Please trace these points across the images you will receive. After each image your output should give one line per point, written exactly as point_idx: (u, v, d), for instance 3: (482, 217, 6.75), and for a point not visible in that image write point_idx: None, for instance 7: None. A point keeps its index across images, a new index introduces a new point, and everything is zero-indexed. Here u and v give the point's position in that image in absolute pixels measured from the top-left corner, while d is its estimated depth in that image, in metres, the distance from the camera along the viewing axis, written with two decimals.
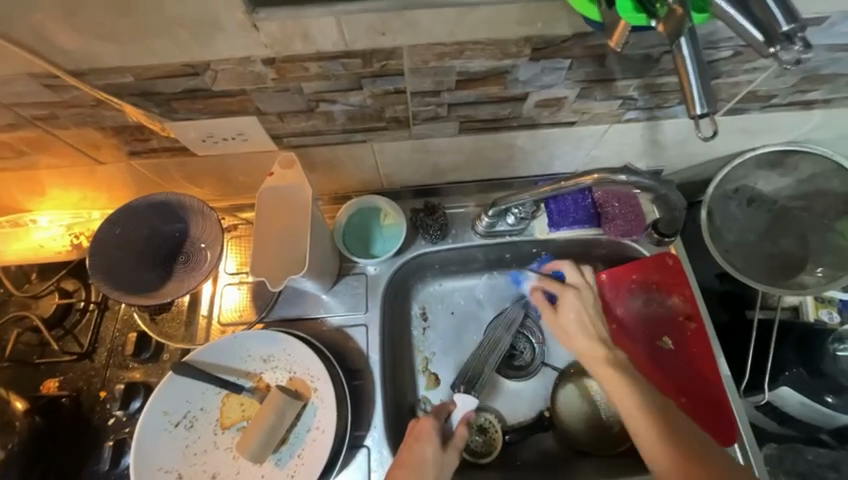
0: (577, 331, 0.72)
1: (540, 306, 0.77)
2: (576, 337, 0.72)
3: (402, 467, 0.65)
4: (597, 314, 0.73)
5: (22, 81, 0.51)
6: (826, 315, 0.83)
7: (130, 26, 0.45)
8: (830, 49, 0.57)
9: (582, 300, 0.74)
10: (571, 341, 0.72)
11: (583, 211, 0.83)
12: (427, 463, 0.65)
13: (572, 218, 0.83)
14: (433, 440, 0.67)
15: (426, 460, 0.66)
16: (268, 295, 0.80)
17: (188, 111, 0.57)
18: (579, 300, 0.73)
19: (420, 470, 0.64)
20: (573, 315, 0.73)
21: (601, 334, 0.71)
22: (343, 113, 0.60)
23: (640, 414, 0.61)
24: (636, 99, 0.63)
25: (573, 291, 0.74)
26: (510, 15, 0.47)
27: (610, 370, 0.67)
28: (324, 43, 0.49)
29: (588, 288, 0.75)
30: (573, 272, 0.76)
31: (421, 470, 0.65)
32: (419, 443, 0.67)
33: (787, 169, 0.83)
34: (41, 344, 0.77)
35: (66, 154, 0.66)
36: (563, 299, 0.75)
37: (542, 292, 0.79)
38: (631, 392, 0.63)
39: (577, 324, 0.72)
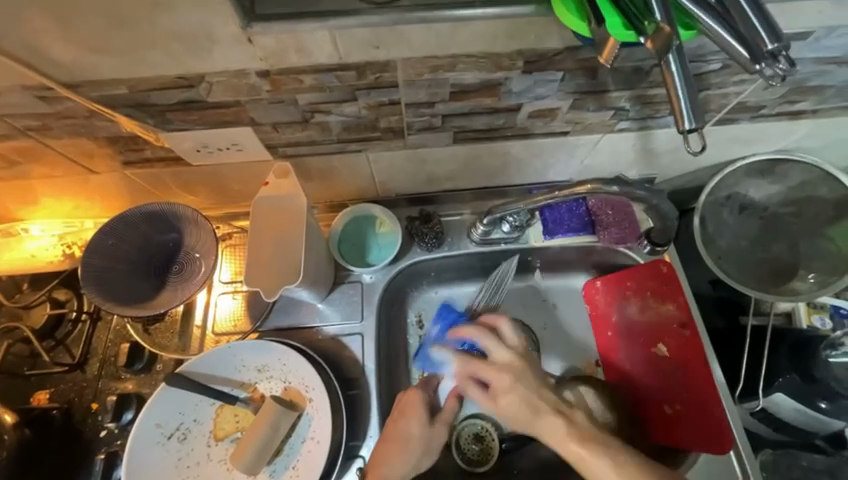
0: (487, 399, 0.69)
1: (464, 359, 0.72)
2: (499, 400, 0.68)
3: (388, 441, 0.67)
4: (535, 392, 0.66)
5: (15, 93, 0.51)
6: (818, 321, 0.86)
7: (126, 40, 0.45)
8: (816, 61, 0.58)
9: (510, 388, 0.67)
10: (502, 415, 0.67)
11: (577, 219, 0.83)
12: (413, 437, 0.67)
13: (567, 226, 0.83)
14: (420, 415, 0.69)
15: (414, 433, 0.68)
16: (263, 304, 0.79)
17: (183, 122, 0.57)
18: (517, 389, 0.67)
19: (408, 443, 0.67)
20: (507, 401, 0.67)
21: (547, 397, 0.66)
22: (338, 123, 0.60)
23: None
24: (627, 109, 0.64)
25: (497, 364, 0.69)
26: (502, 29, 0.48)
27: (558, 424, 0.62)
28: (319, 56, 0.49)
29: (521, 357, 0.69)
30: (499, 347, 0.70)
31: (406, 444, 0.67)
32: (405, 417, 0.69)
33: (777, 177, 0.84)
34: (33, 355, 0.76)
35: (60, 164, 0.65)
36: (503, 362, 0.69)
37: (470, 376, 0.71)
38: (617, 478, 0.56)
39: (515, 402, 0.66)
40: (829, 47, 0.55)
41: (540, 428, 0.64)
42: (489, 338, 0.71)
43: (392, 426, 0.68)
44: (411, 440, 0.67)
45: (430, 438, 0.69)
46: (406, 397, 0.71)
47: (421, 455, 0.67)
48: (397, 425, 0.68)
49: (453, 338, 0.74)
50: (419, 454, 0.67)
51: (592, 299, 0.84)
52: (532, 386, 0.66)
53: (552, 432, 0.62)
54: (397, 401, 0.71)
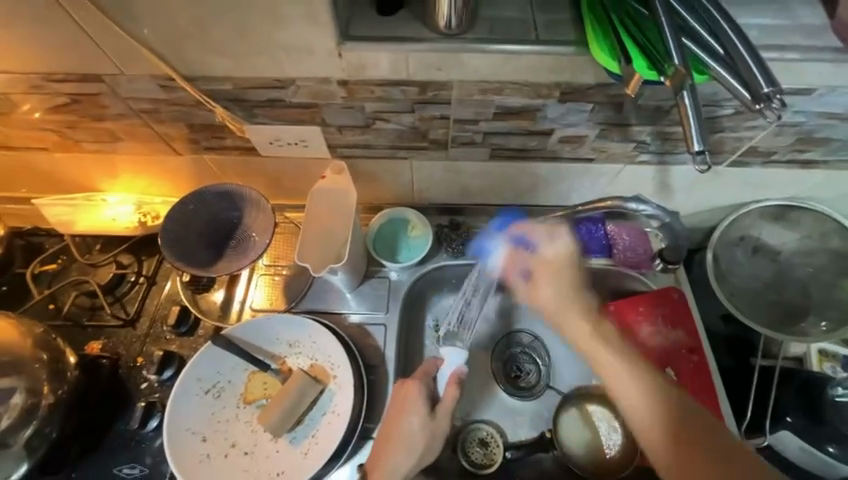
0: (546, 297, 0.74)
1: (515, 254, 0.78)
2: (539, 288, 0.75)
3: (388, 439, 0.70)
4: (574, 292, 0.73)
5: (143, 80, 0.63)
6: (829, 368, 0.87)
7: (243, 45, 0.57)
8: (820, 115, 0.65)
9: (555, 289, 0.74)
10: (542, 303, 0.75)
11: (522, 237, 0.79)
12: (412, 432, 0.71)
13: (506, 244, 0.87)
14: (419, 412, 0.72)
15: (414, 430, 0.71)
16: (299, 288, 0.87)
17: (266, 117, 0.68)
18: (560, 273, 0.74)
19: (409, 440, 0.70)
20: (554, 293, 0.73)
21: (583, 295, 0.73)
22: (393, 131, 0.70)
23: (618, 364, 0.65)
24: (648, 143, 0.72)
25: (539, 275, 0.75)
26: (545, 64, 0.57)
27: (584, 321, 0.70)
28: (391, 72, 0.59)
29: (567, 251, 0.75)
30: (551, 245, 0.75)
31: (405, 441, 0.70)
32: (403, 414, 0.72)
33: (790, 223, 0.90)
34: (92, 308, 0.85)
35: (154, 143, 0.77)
36: (537, 273, 0.76)
37: (513, 264, 0.78)
38: (626, 372, 0.64)
39: (556, 296, 0.74)
40: (833, 103, 0.62)
41: (568, 321, 0.72)
42: (547, 235, 0.75)
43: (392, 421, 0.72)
44: (412, 437, 0.70)
45: (428, 433, 0.71)
46: (405, 394, 0.74)
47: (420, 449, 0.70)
48: (398, 421, 0.71)
49: (510, 235, 0.78)
50: (418, 453, 0.70)
51: None
52: (580, 304, 0.72)
53: (578, 331, 0.70)
54: (394, 398, 0.74)
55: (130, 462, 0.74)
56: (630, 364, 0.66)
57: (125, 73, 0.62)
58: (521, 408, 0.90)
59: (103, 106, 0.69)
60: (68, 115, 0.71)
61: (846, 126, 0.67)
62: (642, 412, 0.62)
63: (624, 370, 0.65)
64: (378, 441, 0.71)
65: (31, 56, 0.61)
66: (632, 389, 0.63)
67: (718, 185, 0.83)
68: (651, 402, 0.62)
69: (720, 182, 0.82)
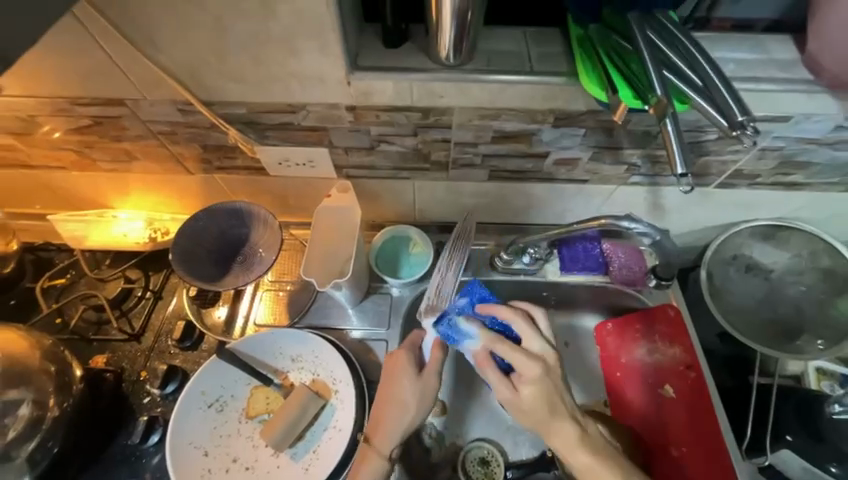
0: (519, 398, 0.66)
1: (493, 342, 0.68)
2: (522, 389, 0.66)
3: (382, 404, 0.72)
4: (558, 395, 0.65)
5: (163, 105, 0.67)
6: (827, 387, 0.88)
7: (259, 74, 0.61)
8: (799, 141, 0.69)
9: (537, 394, 0.65)
10: (522, 412, 0.66)
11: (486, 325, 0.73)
12: (405, 394, 0.72)
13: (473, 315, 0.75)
14: (408, 377, 0.73)
15: (405, 393, 0.72)
16: (302, 304, 0.89)
17: (277, 139, 0.72)
18: (546, 384, 0.65)
19: (403, 403, 0.71)
20: (535, 406, 0.64)
21: (566, 403, 0.65)
22: (397, 153, 0.74)
23: (592, 461, 0.63)
24: (639, 165, 0.76)
25: (523, 378, 0.66)
26: (539, 92, 0.62)
27: (570, 427, 0.64)
28: (395, 98, 0.63)
29: (543, 358, 0.67)
30: (526, 357, 0.66)
31: (399, 406, 0.71)
32: (392, 382, 0.73)
33: (779, 242, 0.92)
34: (99, 322, 0.86)
35: (168, 163, 0.80)
36: (526, 373, 0.66)
37: (490, 355, 0.69)
38: (609, 477, 0.62)
39: (542, 399, 0.64)
40: (810, 129, 0.66)
41: (552, 425, 0.64)
42: (528, 329, 0.69)
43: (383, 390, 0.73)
44: (405, 400, 0.71)
45: (422, 397, 0.72)
46: (393, 364, 0.75)
47: (415, 412, 0.71)
48: (390, 388, 0.73)
49: (481, 314, 0.73)
50: (412, 413, 0.71)
51: (602, 340, 0.91)
52: (561, 407, 0.65)
53: (562, 441, 0.64)
54: (385, 369, 0.75)
55: (130, 478, 0.74)
56: (601, 460, 0.63)
57: (147, 98, 0.66)
58: (522, 426, 0.91)
59: (123, 128, 0.73)
60: (88, 136, 0.75)
61: (825, 151, 0.71)
62: None
63: (598, 474, 0.62)
64: (374, 408, 0.73)
65: (60, 82, 0.65)
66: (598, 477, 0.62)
67: (708, 206, 0.86)
68: None
69: (710, 203, 0.86)
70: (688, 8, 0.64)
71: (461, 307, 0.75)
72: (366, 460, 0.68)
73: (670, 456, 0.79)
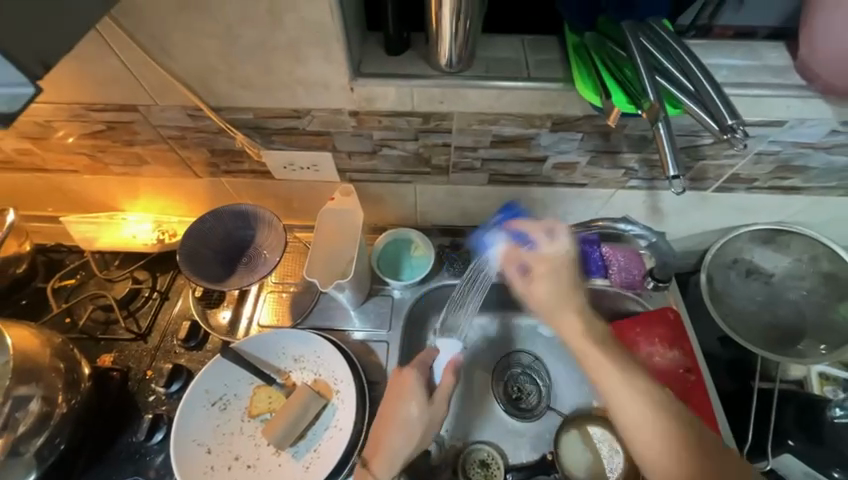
0: (540, 294, 0.72)
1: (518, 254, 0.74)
2: (535, 284, 0.72)
3: (386, 425, 0.71)
4: (567, 289, 0.70)
5: (174, 110, 0.70)
6: (830, 392, 0.87)
7: (266, 81, 0.64)
8: (795, 145, 0.70)
9: (551, 289, 0.71)
10: (539, 301, 0.72)
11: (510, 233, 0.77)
12: (417, 420, 0.72)
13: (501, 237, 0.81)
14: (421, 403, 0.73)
15: (417, 421, 0.72)
16: (305, 305, 0.90)
17: (283, 144, 0.74)
18: (554, 274, 0.71)
19: (412, 430, 0.71)
20: (551, 289, 0.71)
21: (574, 296, 0.70)
22: (399, 157, 0.76)
23: (604, 360, 0.64)
24: (636, 169, 0.77)
25: (535, 275, 0.72)
26: (536, 98, 0.63)
27: (577, 321, 0.68)
28: (397, 104, 0.65)
29: (560, 261, 0.72)
30: (546, 241, 0.73)
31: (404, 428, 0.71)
32: (401, 402, 0.73)
33: (779, 246, 0.93)
34: (107, 322, 0.88)
35: (177, 167, 0.83)
36: (536, 269, 0.72)
37: (519, 258, 0.74)
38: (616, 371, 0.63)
39: (551, 292, 0.71)
40: (806, 134, 0.67)
41: (560, 317, 0.69)
42: (542, 234, 0.73)
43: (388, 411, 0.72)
44: (415, 425, 0.72)
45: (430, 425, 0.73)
46: (401, 382, 0.75)
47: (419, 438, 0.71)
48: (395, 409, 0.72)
49: (509, 228, 0.76)
50: (416, 439, 0.71)
51: None
52: (574, 307, 0.69)
53: (571, 332, 0.68)
54: (390, 386, 0.75)
55: (134, 475, 0.75)
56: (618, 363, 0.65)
57: (158, 103, 0.69)
58: (522, 429, 0.91)
59: (135, 132, 0.75)
60: (101, 140, 0.78)
61: (821, 156, 0.72)
62: (633, 408, 0.61)
63: (613, 371, 0.64)
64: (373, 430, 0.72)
65: (76, 89, 0.68)
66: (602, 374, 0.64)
67: (707, 210, 0.87)
68: (641, 397, 0.62)
69: (708, 207, 0.87)
70: (693, 14, 0.66)
71: (495, 222, 0.81)
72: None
73: None
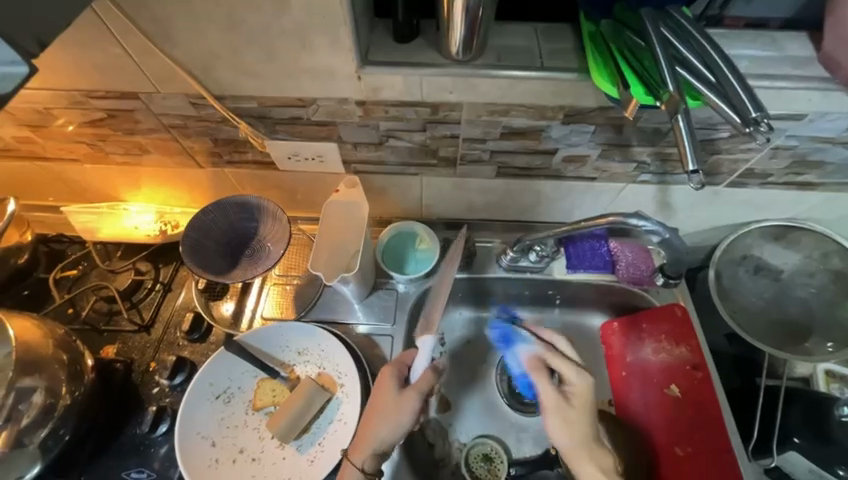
0: (555, 399, 0.75)
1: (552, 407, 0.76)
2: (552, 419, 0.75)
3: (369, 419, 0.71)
4: (591, 442, 0.73)
5: (176, 98, 0.68)
6: (836, 389, 0.87)
7: (271, 68, 0.62)
8: (814, 139, 0.68)
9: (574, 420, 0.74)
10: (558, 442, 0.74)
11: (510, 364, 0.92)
12: (399, 412, 0.70)
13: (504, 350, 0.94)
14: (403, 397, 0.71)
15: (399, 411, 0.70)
16: (309, 298, 0.89)
17: (287, 134, 0.73)
18: (579, 419, 0.74)
19: (393, 420, 0.69)
20: (573, 421, 0.74)
21: (594, 447, 0.73)
22: (405, 149, 0.74)
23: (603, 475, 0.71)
24: (648, 163, 0.75)
25: (549, 410, 0.75)
26: (550, 88, 0.61)
27: (598, 456, 0.73)
28: (405, 93, 0.63)
29: (584, 384, 0.76)
30: (562, 365, 0.78)
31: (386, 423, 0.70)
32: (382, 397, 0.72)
33: (790, 243, 0.91)
34: (109, 313, 0.88)
35: (179, 156, 0.81)
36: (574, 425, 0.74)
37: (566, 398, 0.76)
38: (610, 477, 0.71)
39: (572, 433, 0.73)
40: (825, 128, 0.66)
41: (580, 467, 0.72)
42: (569, 370, 0.77)
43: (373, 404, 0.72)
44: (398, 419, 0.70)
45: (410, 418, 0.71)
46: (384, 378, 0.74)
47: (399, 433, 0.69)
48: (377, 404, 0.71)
49: (518, 334, 0.88)
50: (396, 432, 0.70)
51: (607, 338, 0.91)
52: (595, 442, 0.74)
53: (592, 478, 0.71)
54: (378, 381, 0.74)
55: (138, 466, 0.75)
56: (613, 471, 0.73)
57: (160, 91, 0.67)
58: (526, 424, 0.91)
59: (136, 121, 0.74)
60: (102, 129, 0.76)
61: (840, 150, 0.70)
62: None
63: None
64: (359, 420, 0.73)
65: (76, 75, 0.66)
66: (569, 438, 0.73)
67: (718, 205, 0.86)
68: None
69: (720, 202, 0.85)
70: (702, 5, 0.64)
71: (498, 336, 0.93)
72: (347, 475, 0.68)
73: (676, 456, 0.79)
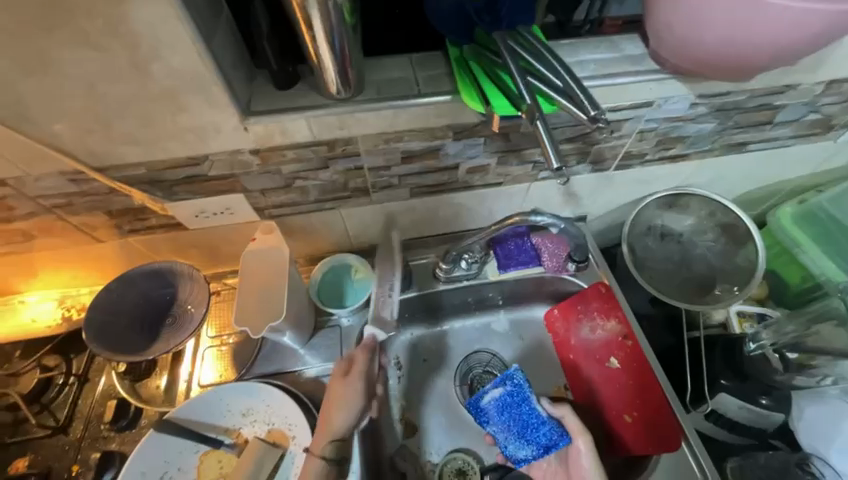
0: (589, 469, 0.76)
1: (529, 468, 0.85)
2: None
3: (331, 405, 0.72)
4: None
5: (52, 177, 0.64)
6: (748, 328, 0.97)
7: (151, 132, 0.60)
8: (668, 120, 0.78)
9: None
10: None
11: (523, 426, 0.81)
12: (344, 396, 0.72)
13: (506, 415, 0.81)
14: (344, 384, 0.73)
15: (346, 391, 0.73)
16: (249, 353, 0.85)
17: (187, 193, 0.71)
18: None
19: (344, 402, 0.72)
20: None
21: None
22: (315, 187, 0.75)
23: None
24: (543, 162, 0.82)
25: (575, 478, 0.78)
26: (432, 111, 0.66)
27: None
28: (297, 136, 0.65)
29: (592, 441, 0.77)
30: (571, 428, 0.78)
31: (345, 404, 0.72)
32: (342, 381, 0.74)
33: (682, 208, 1.03)
34: (16, 422, 0.78)
35: (71, 235, 0.75)
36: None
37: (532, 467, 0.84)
38: None
39: None
40: (673, 110, 0.76)
41: None
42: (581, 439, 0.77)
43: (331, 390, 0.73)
44: (346, 398, 0.72)
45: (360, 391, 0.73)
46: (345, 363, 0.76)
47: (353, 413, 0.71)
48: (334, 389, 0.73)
49: (533, 408, 0.80)
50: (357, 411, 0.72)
51: (551, 326, 0.97)
52: None
53: None
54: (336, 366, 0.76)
55: None
56: None
57: (31, 173, 0.63)
58: None
59: (10, 208, 0.68)
60: None
61: (691, 125, 0.82)
62: None
63: None
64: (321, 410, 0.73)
65: None
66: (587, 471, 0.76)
67: (614, 187, 0.95)
68: None
69: (614, 184, 0.94)
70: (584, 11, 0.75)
71: (499, 405, 0.81)
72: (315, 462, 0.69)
73: (624, 422, 0.84)
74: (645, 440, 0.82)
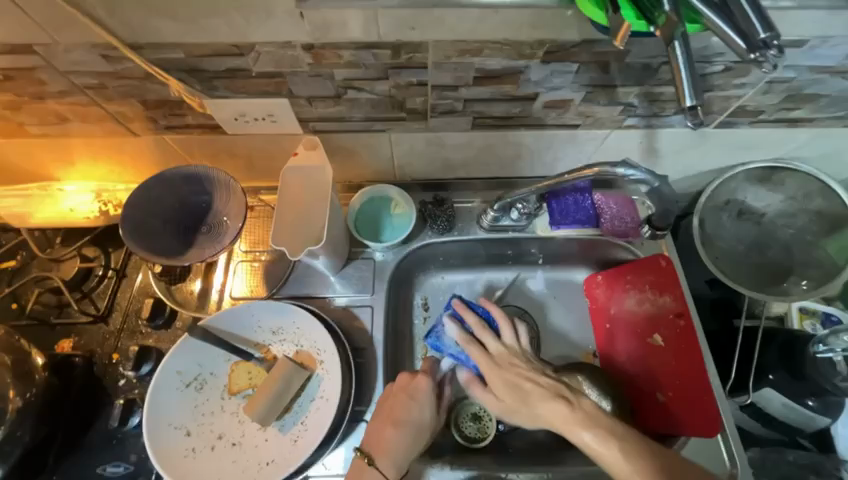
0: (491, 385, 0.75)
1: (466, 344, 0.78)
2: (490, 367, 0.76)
3: (388, 423, 0.69)
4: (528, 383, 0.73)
5: (83, 51, 0.57)
6: (809, 326, 0.88)
7: (193, 6, 0.51)
8: (811, 70, 0.63)
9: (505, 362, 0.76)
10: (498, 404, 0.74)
11: (577, 203, 0.88)
12: (407, 417, 0.69)
13: (577, 201, 0.88)
14: (406, 403, 0.71)
15: (404, 411, 0.70)
16: (279, 273, 0.83)
17: (227, 90, 0.63)
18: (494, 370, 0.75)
19: (401, 421, 0.69)
20: (503, 387, 0.74)
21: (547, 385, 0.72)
22: (368, 101, 0.65)
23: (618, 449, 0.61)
24: (636, 105, 0.69)
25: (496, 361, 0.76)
26: (526, 19, 0.53)
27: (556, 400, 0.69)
28: (359, 33, 0.54)
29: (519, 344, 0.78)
30: (511, 337, 0.78)
31: (403, 425, 0.69)
32: (401, 399, 0.71)
33: (775, 184, 0.88)
34: (59, 305, 0.80)
35: (106, 124, 0.70)
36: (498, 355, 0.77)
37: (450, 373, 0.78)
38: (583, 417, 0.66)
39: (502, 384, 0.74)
40: (824, 56, 0.60)
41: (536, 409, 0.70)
42: (508, 330, 0.78)
43: (386, 405, 0.71)
44: (404, 420, 0.69)
45: (416, 420, 0.70)
46: (414, 385, 0.72)
47: (414, 438, 0.69)
48: (395, 408, 0.70)
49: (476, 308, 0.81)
50: (416, 437, 0.69)
51: (590, 292, 0.88)
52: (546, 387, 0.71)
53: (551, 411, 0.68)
54: (398, 383, 0.73)
55: (114, 460, 0.71)
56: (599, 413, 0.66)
57: (61, 43, 0.56)
58: None
59: (41, 82, 0.62)
60: (4, 95, 0.64)
61: (836, 81, 0.66)
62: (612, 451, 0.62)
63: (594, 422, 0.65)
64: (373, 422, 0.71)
65: None
66: (630, 467, 0.59)
67: (707, 148, 0.81)
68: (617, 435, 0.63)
69: (708, 145, 0.80)
70: None
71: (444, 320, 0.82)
72: (363, 476, 0.66)
73: (657, 401, 0.79)
74: (673, 418, 0.78)
